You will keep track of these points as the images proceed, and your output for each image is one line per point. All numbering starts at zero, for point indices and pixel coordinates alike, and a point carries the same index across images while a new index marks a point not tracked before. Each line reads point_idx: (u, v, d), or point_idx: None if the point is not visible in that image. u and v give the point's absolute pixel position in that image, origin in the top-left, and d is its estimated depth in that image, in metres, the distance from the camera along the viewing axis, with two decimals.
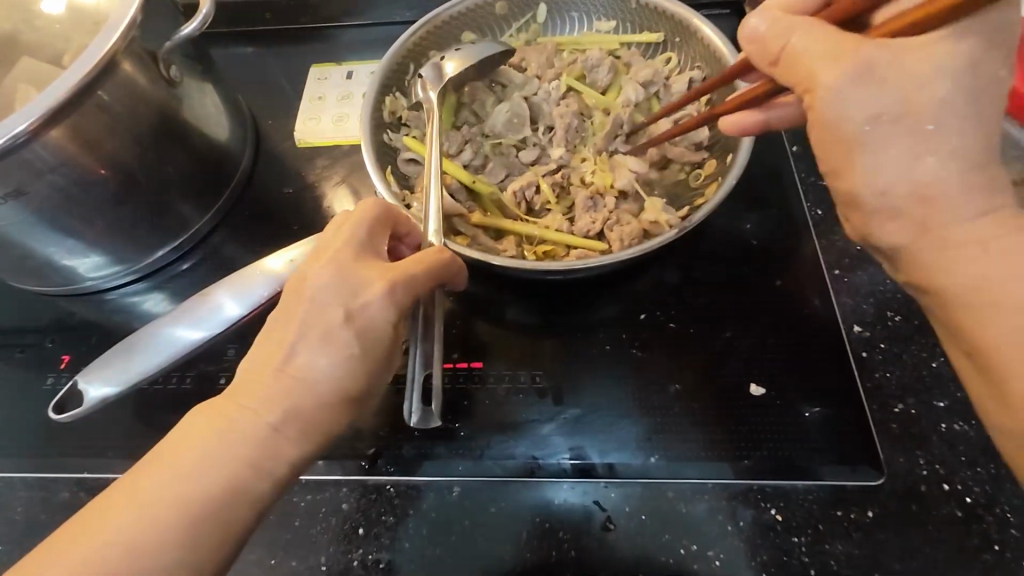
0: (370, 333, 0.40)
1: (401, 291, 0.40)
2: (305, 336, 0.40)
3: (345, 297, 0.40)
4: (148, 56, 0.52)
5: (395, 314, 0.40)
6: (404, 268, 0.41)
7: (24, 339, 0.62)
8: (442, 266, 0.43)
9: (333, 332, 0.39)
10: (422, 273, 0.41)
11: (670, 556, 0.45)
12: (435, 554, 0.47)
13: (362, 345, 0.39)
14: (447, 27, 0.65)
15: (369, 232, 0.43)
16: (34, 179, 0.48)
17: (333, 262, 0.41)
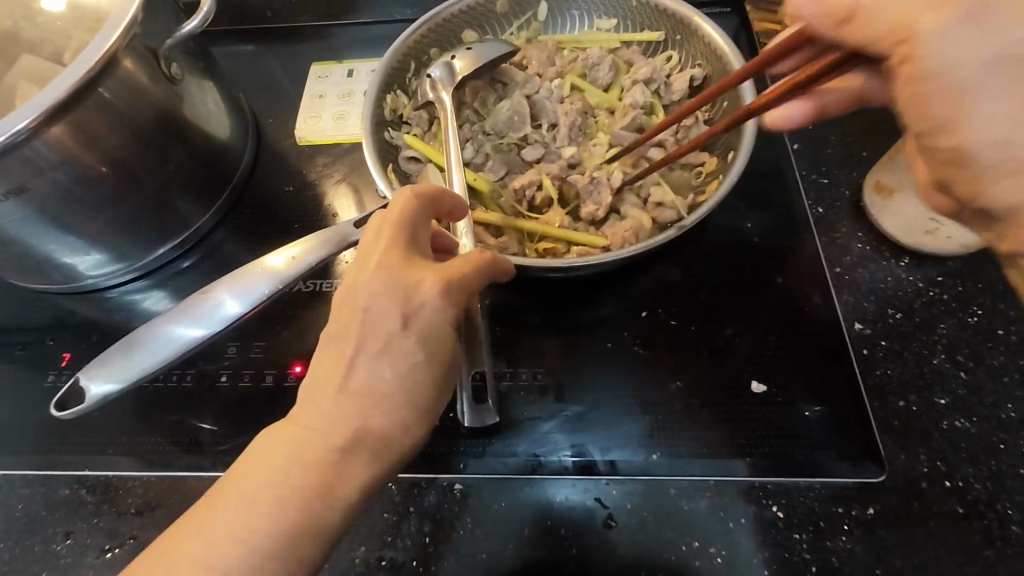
0: (432, 334, 0.39)
1: (455, 291, 0.40)
2: (367, 344, 0.39)
3: (401, 299, 0.39)
4: (149, 53, 0.52)
5: (452, 313, 0.40)
6: (457, 268, 0.41)
7: (24, 337, 0.62)
8: (488, 262, 0.43)
9: (394, 337, 0.39)
10: (472, 271, 0.42)
11: (672, 553, 0.45)
12: (437, 551, 0.47)
13: (428, 348, 0.39)
14: (448, 25, 0.65)
15: (414, 231, 0.43)
16: (35, 176, 0.48)
17: (383, 265, 0.41)
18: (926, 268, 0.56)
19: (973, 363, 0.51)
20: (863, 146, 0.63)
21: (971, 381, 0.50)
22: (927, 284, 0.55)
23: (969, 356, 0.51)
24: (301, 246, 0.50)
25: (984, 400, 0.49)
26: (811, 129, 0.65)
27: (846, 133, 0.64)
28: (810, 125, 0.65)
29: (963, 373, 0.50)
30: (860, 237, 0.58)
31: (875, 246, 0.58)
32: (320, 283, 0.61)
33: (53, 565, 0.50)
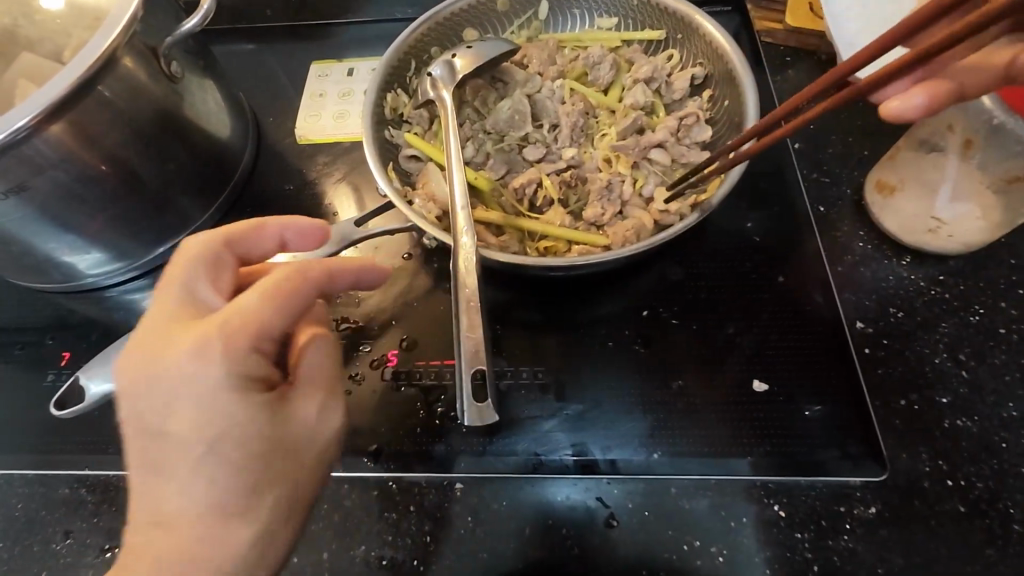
0: (218, 407, 0.34)
1: (221, 348, 0.34)
2: (198, 427, 0.34)
3: (208, 372, 0.34)
4: (149, 51, 0.52)
5: (228, 377, 0.34)
6: (239, 314, 0.34)
7: (24, 336, 0.62)
8: (287, 296, 0.36)
9: (179, 421, 0.34)
10: (271, 314, 0.35)
11: (673, 552, 0.45)
12: (437, 551, 0.47)
13: (216, 423, 0.34)
14: (449, 24, 0.65)
15: (184, 287, 0.38)
16: (34, 175, 0.48)
17: (144, 336, 0.36)
18: (927, 267, 0.56)
19: (975, 362, 0.50)
20: (864, 145, 0.63)
21: (972, 381, 0.50)
22: (929, 284, 0.55)
23: (971, 355, 0.51)
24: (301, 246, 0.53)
25: (985, 399, 0.49)
26: (812, 128, 0.65)
27: (847, 132, 0.64)
28: (811, 124, 0.65)
29: (965, 372, 0.50)
30: (861, 236, 0.58)
31: (876, 245, 0.58)
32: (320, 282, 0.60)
33: (53, 564, 0.49)
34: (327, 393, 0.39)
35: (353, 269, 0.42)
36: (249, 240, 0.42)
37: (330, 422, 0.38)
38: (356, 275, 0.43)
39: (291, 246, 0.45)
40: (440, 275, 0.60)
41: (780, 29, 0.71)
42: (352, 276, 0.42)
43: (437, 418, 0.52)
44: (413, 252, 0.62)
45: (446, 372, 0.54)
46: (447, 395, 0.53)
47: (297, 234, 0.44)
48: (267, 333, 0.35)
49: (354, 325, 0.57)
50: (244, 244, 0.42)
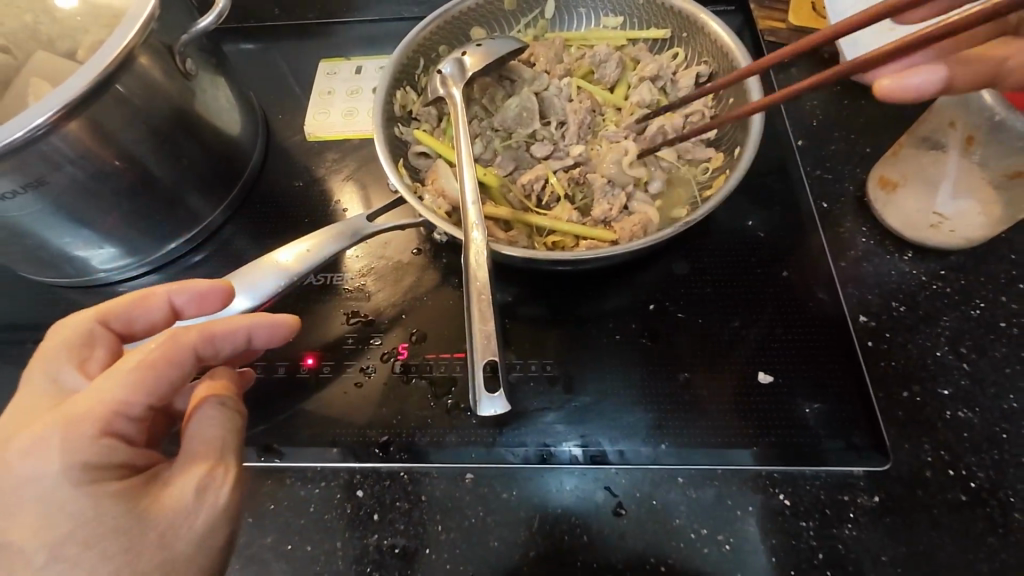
0: (61, 502, 0.34)
1: (62, 440, 0.34)
2: (11, 517, 0.34)
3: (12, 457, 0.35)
4: (165, 49, 0.53)
5: (68, 470, 0.34)
6: (90, 400, 0.35)
7: (36, 330, 0.62)
8: (158, 368, 0.37)
9: (16, 528, 0.34)
10: (125, 391, 0.36)
11: (681, 540, 0.46)
12: (449, 539, 0.47)
13: (69, 518, 0.34)
14: (457, 22, 0.66)
15: (46, 375, 0.39)
16: (53, 170, 0.49)
17: (8, 420, 0.38)
18: (928, 262, 0.57)
19: (976, 355, 0.51)
20: (867, 142, 0.64)
21: (974, 373, 0.51)
22: (930, 278, 0.56)
23: (972, 348, 0.52)
24: (308, 245, 0.55)
25: (986, 391, 0.50)
26: (815, 125, 0.66)
27: (849, 129, 0.65)
28: (814, 121, 0.66)
29: (966, 364, 0.51)
30: (864, 231, 0.59)
31: (879, 241, 0.58)
32: (331, 277, 0.61)
33: None
34: (215, 469, 0.38)
35: (239, 326, 0.43)
36: (130, 312, 0.44)
37: (212, 501, 0.37)
38: (244, 331, 0.44)
39: (187, 309, 0.46)
40: (448, 271, 0.61)
41: (783, 28, 0.72)
42: (238, 335, 0.43)
43: (448, 410, 0.53)
44: (422, 247, 0.62)
45: (456, 364, 0.55)
46: (458, 387, 0.54)
47: (189, 298, 0.45)
48: (124, 411, 0.36)
49: (365, 318, 0.58)
50: (128, 316, 0.44)
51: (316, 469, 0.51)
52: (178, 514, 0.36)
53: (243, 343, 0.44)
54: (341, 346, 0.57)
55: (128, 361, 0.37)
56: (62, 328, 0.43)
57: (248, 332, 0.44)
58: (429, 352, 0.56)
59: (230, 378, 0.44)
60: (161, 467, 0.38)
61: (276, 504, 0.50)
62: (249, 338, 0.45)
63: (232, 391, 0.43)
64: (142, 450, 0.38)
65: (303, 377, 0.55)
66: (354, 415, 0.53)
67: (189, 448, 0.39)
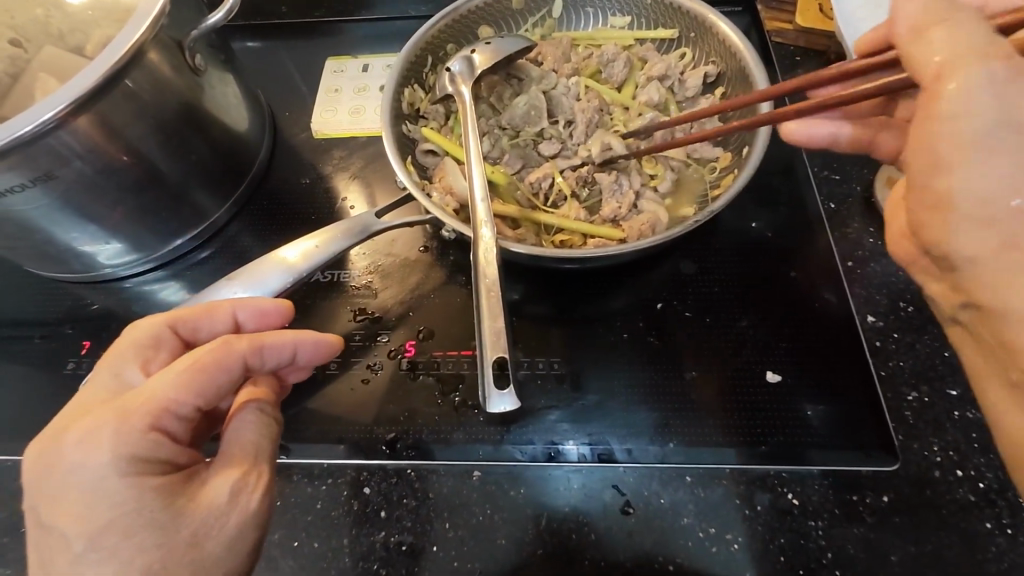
0: (106, 491, 0.34)
1: (115, 431, 0.35)
2: (60, 504, 0.34)
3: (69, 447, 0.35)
4: (174, 44, 0.53)
5: (116, 461, 0.34)
6: (146, 396, 0.36)
7: (42, 325, 0.62)
8: (209, 371, 0.37)
9: (64, 513, 0.34)
10: (175, 391, 0.36)
11: (688, 539, 0.46)
12: (456, 537, 0.47)
13: (112, 507, 0.34)
14: (465, 21, 0.66)
15: (109, 372, 0.40)
16: (62, 164, 0.49)
17: (66, 414, 0.38)
18: None
19: None
20: None
21: None
22: None
23: None
24: (316, 242, 0.55)
25: None
26: None
27: None
28: None
29: None
30: (871, 232, 0.59)
31: None
32: (338, 274, 0.61)
33: None
34: (249, 474, 0.38)
35: (286, 341, 0.43)
36: (197, 320, 0.44)
37: (243, 506, 0.37)
38: (291, 346, 0.43)
39: (248, 325, 0.46)
40: (455, 269, 0.61)
41: (790, 29, 0.72)
42: (285, 350, 0.43)
43: (455, 407, 0.53)
44: (429, 245, 0.62)
45: (463, 361, 0.55)
46: (465, 383, 0.54)
47: (251, 314, 0.46)
48: (173, 409, 0.36)
49: (371, 316, 0.58)
50: (194, 325, 0.44)
51: (323, 466, 0.51)
52: (211, 515, 0.36)
53: (288, 358, 0.44)
54: (349, 343, 0.57)
55: (186, 360, 0.38)
56: (132, 329, 0.43)
57: (294, 348, 0.43)
58: (437, 350, 0.56)
59: (272, 388, 0.44)
60: (199, 467, 0.38)
61: (283, 500, 0.49)
62: (295, 355, 0.44)
63: (271, 399, 0.43)
64: (186, 448, 0.38)
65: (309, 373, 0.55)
66: (361, 412, 0.53)
67: (229, 450, 0.39)
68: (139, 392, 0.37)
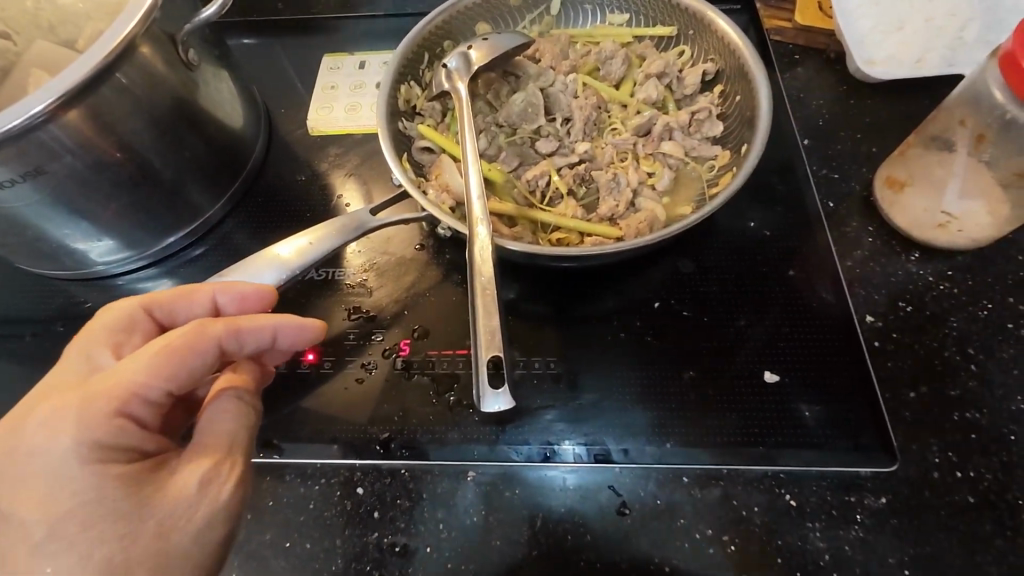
0: (67, 478, 0.33)
1: (78, 414, 0.34)
2: (15, 491, 0.34)
3: (31, 430, 0.35)
4: (167, 38, 0.52)
5: (79, 447, 0.34)
6: (112, 380, 0.36)
7: (34, 323, 0.61)
8: (181, 355, 0.37)
9: (21, 500, 0.34)
10: (144, 375, 0.36)
11: (685, 542, 0.45)
12: (450, 538, 0.47)
13: (72, 494, 0.33)
14: (462, 17, 0.66)
15: (81, 352, 0.40)
16: (52, 159, 0.48)
17: (32, 395, 0.38)
18: (935, 262, 0.56)
19: (983, 356, 0.51)
20: (872, 142, 0.64)
21: (981, 374, 0.50)
22: (937, 278, 0.55)
23: (979, 349, 0.51)
24: (310, 238, 0.54)
25: (993, 392, 0.49)
26: (821, 125, 0.65)
27: (855, 129, 0.65)
28: (820, 121, 0.66)
29: (973, 365, 0.51)
30: (871, 231, 0.59)
31: (886, 240, 0.58)
32: (332, 272, 0.61)
33: None
34: (221, 463, 0.38)
35: (264, 326, 0.42)
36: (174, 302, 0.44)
37: (213, 496, 0.37)
38: (270, 332, 0.42)
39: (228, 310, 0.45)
40: (451, 267, 0.60)
41: (788, 27, 0.71)
42: (264, 334, 0.42)
43: (450, 407, 0.52)
44: (425, 243, 0.62)
45: (458, 360, 0.54)
46: (460, 383, 0.53)
47: (232, 299, 0.45)
48: (140, 394, 0.36)
49: (366, 314, 0.58)
50: (172, 308, 0.44)
51: (316, 465, 0.50)
52: (179, 506, 0.35)
53: (269, 342, 0.43)
54: (343, 342, 0.56)
55: (158, 342, 0.37)
56: (111, 308, 0.43)
57: (273, 333, 0.42)
58: (432, 348, 0.55)
59: (253, 374, 0.43)
60: (169, 455, 0.38)
61: (275, 500, 0.49)
62: (273, 342, 0.43)
63: (250, 386, 0.42)
64: (154, 436, 0.37)
65: (303, 371, 0.55)
66: (354, 412, 0.53)
67: (201, 438, 0.38)
68: (109, 373, 0.36)
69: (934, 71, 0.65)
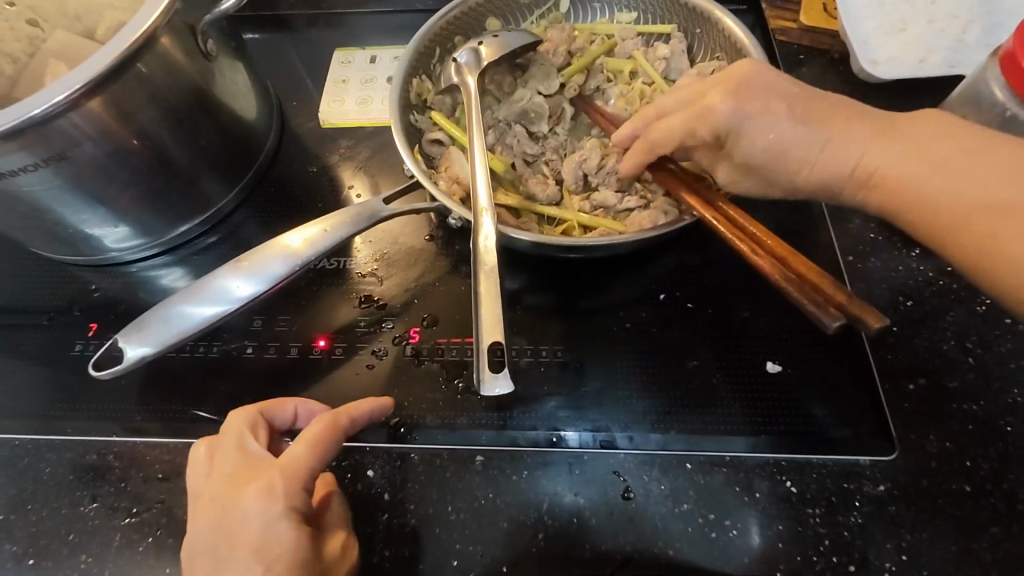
0: (275, 538, 0.40)
1: (281, 488, 0.41)
2: (235, 552, 0.40)
3: (240, 509, 0.41)
4: (187, 29, 0.54)
5: (286, 512, 0.41)
6: (294, 464, 0.42)
7: (50, 307, 0.63)
8: (329, 445, 0.44)
9: (240, 557, 0.40)
10: (312, 459, 0.43)
11: (688, 525, 0.47)
12: (459, 519, 0.48)
13: (276, 550, 0.40)
14: (474, 13, 0.67)
15: (234, 447, 0.45)
16: (73, 146, 0.49)
17: (211, 487, 0.43)
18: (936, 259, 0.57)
19: (982, 350, 0.52)
20: None
21: (979, 367, 0.51)
22: (937, 274, 0.56)
23: (977, 343, 0.53)
24: (320, 228, 0.55)
25: (991, 384, 0.51)
26: None
27: None
28: None
29: (972, 359, 0.52)
30: (872, 228, 0.60)
31: (887, 237, 0.59)
32: (343, 261, 0.62)
33: (80, 525, 0.51)
34: (348, 530, 0.45)
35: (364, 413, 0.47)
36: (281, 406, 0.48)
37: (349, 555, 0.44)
38: (367, 419, 0.47)
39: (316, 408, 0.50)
40: (459, 259, 0.61)
41: (794, 27, 0.72)
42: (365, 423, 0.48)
43: (458, 393, 0.53)
44: (435, 233, 0.63)
45: (467, 348, 0.55)
46: (468, 371, 0.54)
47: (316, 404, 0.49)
48: (310, 473, 0.43)
49: (377, 303, 0.59)
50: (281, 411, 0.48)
51: None
52: (339, 568, 0.43)
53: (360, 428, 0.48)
54: (354, 329, 0.57)
55: (306, 433, 0.43)
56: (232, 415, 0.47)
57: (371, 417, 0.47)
58: (440, 336, 0.56)
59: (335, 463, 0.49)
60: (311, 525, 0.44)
61: None
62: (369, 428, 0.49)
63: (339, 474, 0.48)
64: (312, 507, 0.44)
65: (315, 358, 0.56)
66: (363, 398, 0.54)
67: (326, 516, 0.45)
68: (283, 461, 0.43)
69: (938, 69, 0.65)
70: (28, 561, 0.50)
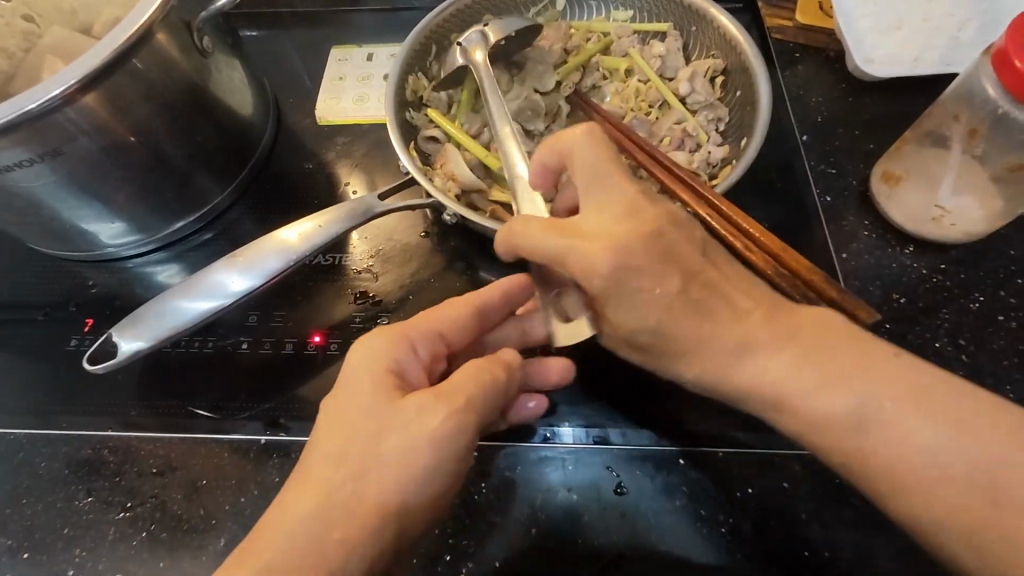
0: (369, 385, 0.41)
1: (389, 341, 0.44)
2: (338, 402, 0.41)
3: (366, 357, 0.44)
4: (183, 25, 0.54)
5: (382, 361, 0.42)
6: (418, 320, 0.46)
7: (45, 303, 0.63)
8: (452, 309, 0.47)
9: (340, 406, 0.41)
10: (435, 319, 0.46)
11: (681, 519, 0.47)
12: (453, 514, 0.48)
13: (367, 396, 0.40)
14: (470, 11, 0.67)
15: None
16: (69, 141, 0.49)
17: None
18: (929, 256, 0.57)
19: (974, 347, 0.52)
20: (870, 139, 0.65)
21: (971, 364, 0.52)
22: (930, 272, 0.57)
23: (970, 340, 0.53)
24: (315, 224, 0.55)
25: (983, 381, 0.51)
26: (819, 121, 0.66)
27: (855, 127, 0.66)
28: (819, 117, 0.67)
29: (964, 356, 0.52)
30: (866, 225, 0.60)
31: (881, 234, 0.59)
32: (338, 257, 0.62)
33: (75, 519, 0.51)
34: (463, 407, 0.40)
35: (499, 290, 0.49)
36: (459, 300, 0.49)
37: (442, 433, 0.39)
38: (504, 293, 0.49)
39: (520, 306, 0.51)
40: (454, 255, 0.62)
41: (790, 26, 0.72)
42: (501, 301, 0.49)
43: None
44: (430, 230, 0.63)
45: None
46: None
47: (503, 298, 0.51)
48: (435, 333, 0.45)
49: (372, 299, 0.59)
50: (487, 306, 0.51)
51: None
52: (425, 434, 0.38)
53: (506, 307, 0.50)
54: (349, 325, 0.58)
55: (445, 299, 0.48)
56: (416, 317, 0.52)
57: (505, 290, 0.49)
58: None
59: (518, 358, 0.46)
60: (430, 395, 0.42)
61: None
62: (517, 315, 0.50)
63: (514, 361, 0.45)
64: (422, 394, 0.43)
65: (310, 354, 0.56)
66: None
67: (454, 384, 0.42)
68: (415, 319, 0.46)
69: (932, 68, 0.66)
70: (23, 555, 0.50)
